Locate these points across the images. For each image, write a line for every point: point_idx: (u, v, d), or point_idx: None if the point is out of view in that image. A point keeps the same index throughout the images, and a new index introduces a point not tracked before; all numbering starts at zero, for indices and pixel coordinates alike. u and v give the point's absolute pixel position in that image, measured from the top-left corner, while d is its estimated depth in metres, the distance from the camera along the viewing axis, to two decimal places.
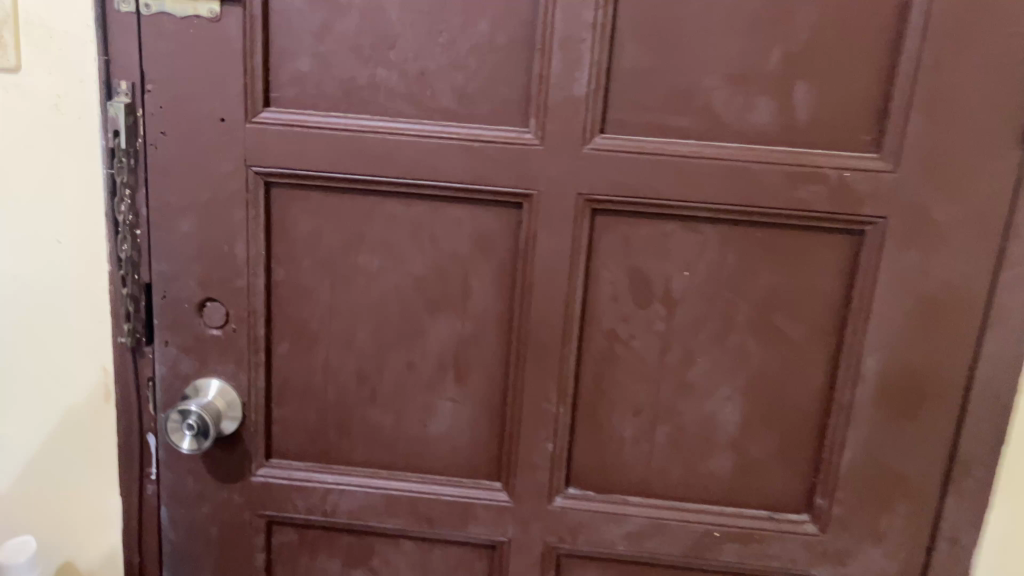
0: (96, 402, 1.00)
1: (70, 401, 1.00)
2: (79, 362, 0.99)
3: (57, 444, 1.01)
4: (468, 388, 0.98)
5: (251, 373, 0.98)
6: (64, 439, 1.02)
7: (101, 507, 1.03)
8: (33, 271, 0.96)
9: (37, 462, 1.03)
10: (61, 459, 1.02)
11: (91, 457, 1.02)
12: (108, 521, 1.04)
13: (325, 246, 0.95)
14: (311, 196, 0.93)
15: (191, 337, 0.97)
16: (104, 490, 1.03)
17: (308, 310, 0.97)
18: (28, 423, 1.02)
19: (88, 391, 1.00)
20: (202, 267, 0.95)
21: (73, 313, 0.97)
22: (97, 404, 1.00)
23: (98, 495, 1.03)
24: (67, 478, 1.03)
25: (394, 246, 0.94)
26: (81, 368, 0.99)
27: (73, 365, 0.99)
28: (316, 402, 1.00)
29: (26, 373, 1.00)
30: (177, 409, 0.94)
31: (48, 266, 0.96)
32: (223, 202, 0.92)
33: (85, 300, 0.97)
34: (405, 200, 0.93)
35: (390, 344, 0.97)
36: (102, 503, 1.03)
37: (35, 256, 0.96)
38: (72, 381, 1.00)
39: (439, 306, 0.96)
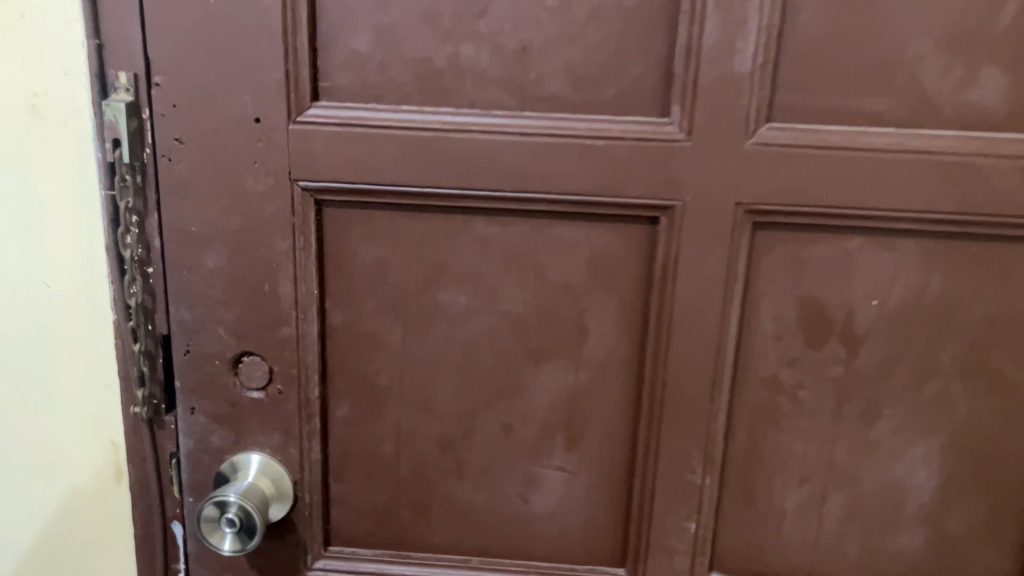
0: (105, 484, 0.79)
1: (72, 482, 0.80)
2: (80, 435, 0.78)
3: (59, 534, 0.81)
4: (582, 455, 0.76)
5: (303, 444, 0.77)
6: (67, 528, 0.81)
7: None
8: (18, 323, 0.75)
9: (36, 556, 0.83)
10: (65, 554, 0.82)
11: (103, 550, 0.82)
12: None
13: (395, 281, 0.73)
14: (377, 218, 0.71)
15: (225, 402, 0.75)
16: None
17: (375, 363, 0.75)
18: (23, 509, 0.81)
19: (94, 472, 0.79)
20: (235, 315, 0.73)
21: (71, 373, 0.76)
22: (107, 487, 0.79)
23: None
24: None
25: (487, 280, 0.72)
26: (85, 441, 0.78)
27: (73, 440, 0.78)
28: (387, 477, 0.79)
29: (14, 450, 0.79)
30: (212, 499, 0.72)
31: (34, 317, 0.75)
32: (261, 229, 0.70)
33: (85, 359, 0.76)
34: (501, 220, 0.70)
35: (482, 402, 0.76)
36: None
37: (18, 306, 0.75)
38: (74, 457, 0.79)
39: (545, 354, 0.74)
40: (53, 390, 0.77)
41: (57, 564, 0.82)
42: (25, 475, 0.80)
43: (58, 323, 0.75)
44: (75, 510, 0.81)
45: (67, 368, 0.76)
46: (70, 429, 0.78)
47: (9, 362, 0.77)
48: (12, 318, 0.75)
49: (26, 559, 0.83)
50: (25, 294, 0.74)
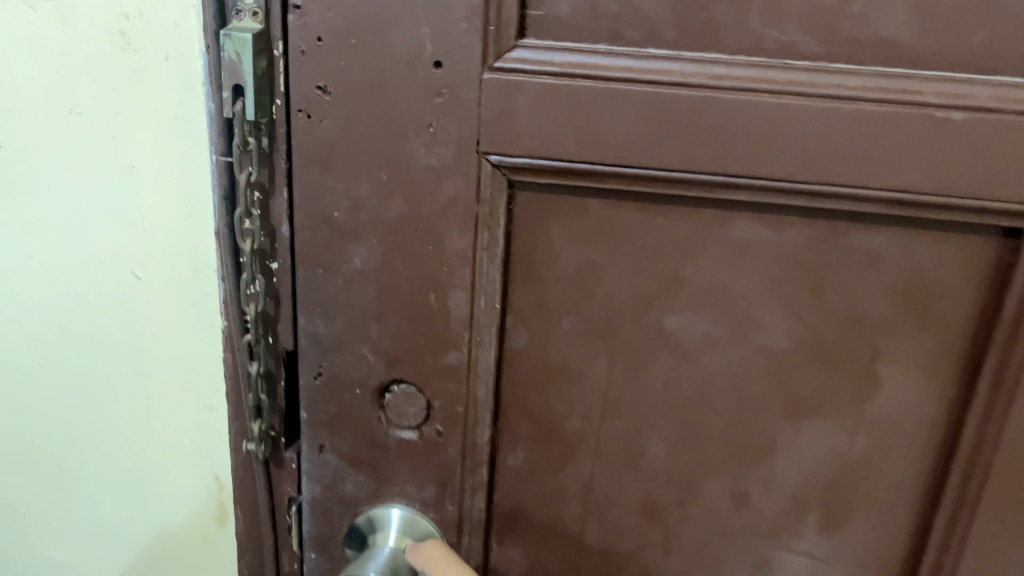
0: (203, 527, 0.63)
1: (163, 519, 0.64)
2: (173, 465, 0.62)
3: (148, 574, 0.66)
4: (839, 540, 0.56)
5: (463, 501, 0.58)
6: (158, 569, 0.66)
7: None
8: (103, 319, 0.58)
9: None
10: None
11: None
12: None
13: (607, 298, 0.52)
14: (592, 209, 0.50)
15: (365, 442, 0.57)
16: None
17: (566, 404, 0.55)
18: (104, 540, 0.66)
19: (191, 509, 0.63)
20: (387, 333, 0.54)
21: (167, 386, 0.59)
22: (206, 531, 0.63)
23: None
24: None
25: (741, 305, 0.51)
26: (181, 470, 0.62)
27: (167, 471, 0.62)
28: (566, 546, 0.60)
29: (98, 470, 0.63)
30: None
31: (120, 314, 0.58)
32: (430, 220, 0.50)
33: (182, 372, 0.59)
34: (775, 221, 0.49)
35: (709, 463, 0.56)
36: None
37: (102, 300, 0.58)
38: (167, 488, 0.63)
39: (810, 408, 0.53)
40: (143, 407, 0.60)
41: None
42: (107, 503, 0.64)
43: (150, 323, 0.58)
44: (166, 551, 0.65)
45: (160, 381, 0.59)
46: (163, 456, 0.62)
47: (91, 367, 0.60)
48: (95, 314, 0.58)
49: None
50: (109, 284, 0.57)
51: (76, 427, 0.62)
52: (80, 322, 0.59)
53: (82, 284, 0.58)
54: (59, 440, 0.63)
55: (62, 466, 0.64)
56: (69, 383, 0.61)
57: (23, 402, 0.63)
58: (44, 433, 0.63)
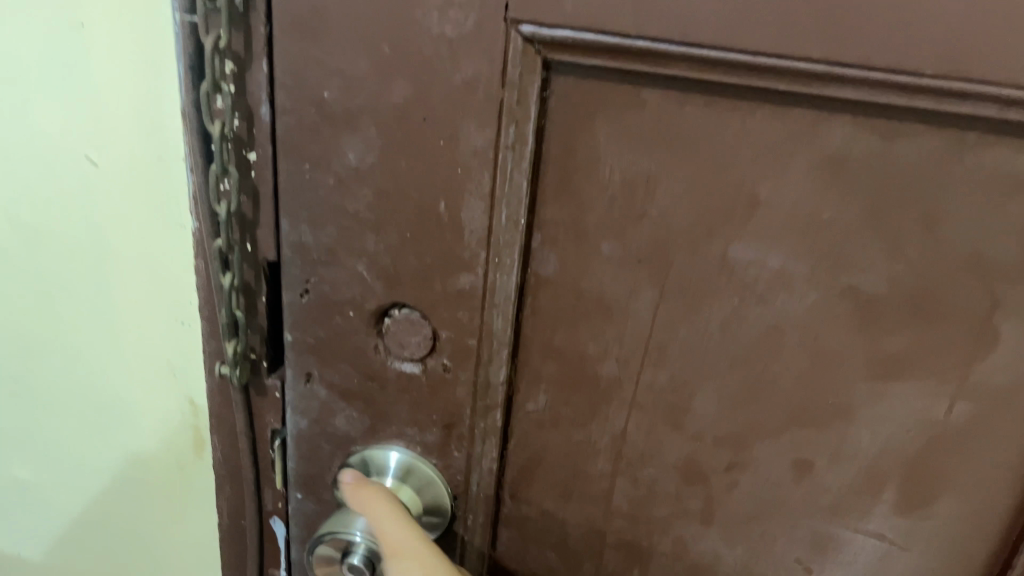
0: (180, 454, 0.57)
1: (137, 441, 0.58)
2: (144, 385, 0.55)
3: (124, 491, 0.61)
4: (918, 522, 0.47)
5: (472, 448, 0.49)
6: (134, 487, 0.60)
7: None
8: (62, 211, 0.50)
9: (98, 508, 0.63)
10: (135, 516, 0.62)
11: (180, 522, 0.61)
12: None
13: (660, 219, 0.42)
14: (649, 103, 0.39)
15: (359, 374, 0.48)
16: (203, 568, 0.63)
17: (600, 345, 0.46)
18: (78, 452, 0.60)
19: (167, 430, 0.56)
20: (386, 248, 0.44)
21: (135, 294, 0.51)
22: (182, 458, 0.57)
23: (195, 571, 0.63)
24: (147, 540, 0.63)
25: (829, 237, 0.40)
26: (154, 389, 0.55)
27: (138, 391, 0.55)
28: (590, 505, 0.51)
29: (67, 378, 0.57)
30: (325, 535, 0.47)
31: (80, 206, 0.49)
32: (442, 109, 0.40)
33: (149, 283, 0.50)
34: (889, 130, 0.37)
35: (768, 425, 0.46)
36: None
37: (56, 194, 0.49)
38: (140, 406, 0.56)
39: (903, 368, 0.43)
40: (108, 321, 0.53)
41: (127, 525, 0.63)
42: (77, 419, 0.58)
43: (111, 225, 0.49)
44: (141, 471, 0.59)
45: (125, 292, 0.51)
46: (132, 376, 0.55)
47: (50, 271, 0.53)
48: (49, 209, 0.50)
49: (87, 514, 0.63)
50: (63, 176, 0.49)
51: (39, 336, 0.56)
52: (37, 214, 0.51)
53: (32, 174, 0.49)
54: (23, 349, 0.57)
55: (28, 376, 0.58)
56: (27, 286, 0.54)
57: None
58: (8, 339, 0.57)
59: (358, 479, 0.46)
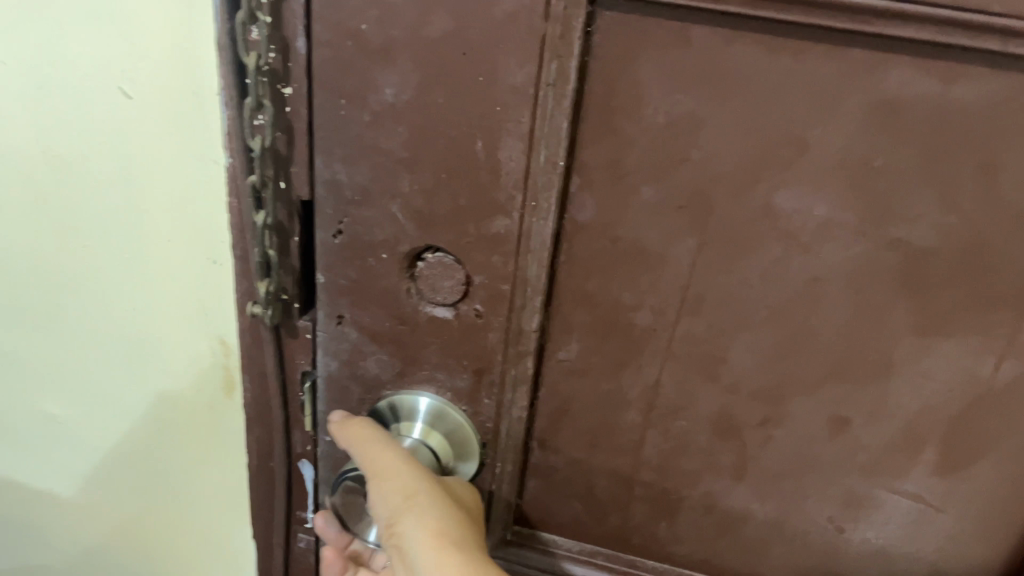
0: (209, 395, 0.58)
1: (167, 381, 0.58)
2: (175, 325, 0.55)
3: (155, 430, 0.61)
4: (956, 482, 0.46)
5: (502, 396, 0.49)
6: (164, 427, 0.61)
7: (218, 528, 0.66)
8: (95, 146, 0.50)
9: (128, 447, 0.64)
10: (163, 456, 0.63)
11: (208, 463, 0.62)
12: (229, 546, 0.67)
13: (703, 163, 0.40)
14: (697, 40, 0.37)
15: (390, 317, 0.48)
16: (229, 509, 0.64)
17: (635, 293, 0.45)
18: (109, 390, 0.61)
19: (197, 370, 0.57)
20: (420, 188, 0.43)
21: (168, 232, 0.51)
22: (213, 399, 0.58)
23: (221, 512, 0.64)
24: (174, 479, 0.64)
25: (881, 185, 0.39)
26: (186, 329, 0.55)
27: (169, 331, 0.56)
28: (619, 457, 0.51)
29: (99, 317, 0.57)
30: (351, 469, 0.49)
31: (113, 142, 0.49)
32: (482, 44, 0.38)
33: (183, 222, 0.51)
34: (949, 71, 0.36)
35: (806, 380, 0.45)
36: (230, 523, 0.65)
37: (90, 127, 0.49)
38: (171, 346, 0.56)
39: (950, 323, 0.42)
40: (140, 259, 0.53)
41: (155, 465, 0.64)
42: (109, 358, 0.59)
43: (145, 161, 0.49)
44: (171, 410, 0.60)
45: (158, 230, 0.51)
46: (164, 315, 0.55)
47: (82, 207, 0.53)
48: (82, 141, 0.50)
49: (118, 452, 0.64)
50: (96, 108, 0.48)
51: (71, 273, 0.56)
52: (69, 150, 0.51)
53: (65, 105, 0.49)
54: (54, 285, 0.57)
55: (60, 313, 0.58)
56: (60, 222, 0.54)
57: (13, 239, 0.56)
58: (38, 276, 0.57)
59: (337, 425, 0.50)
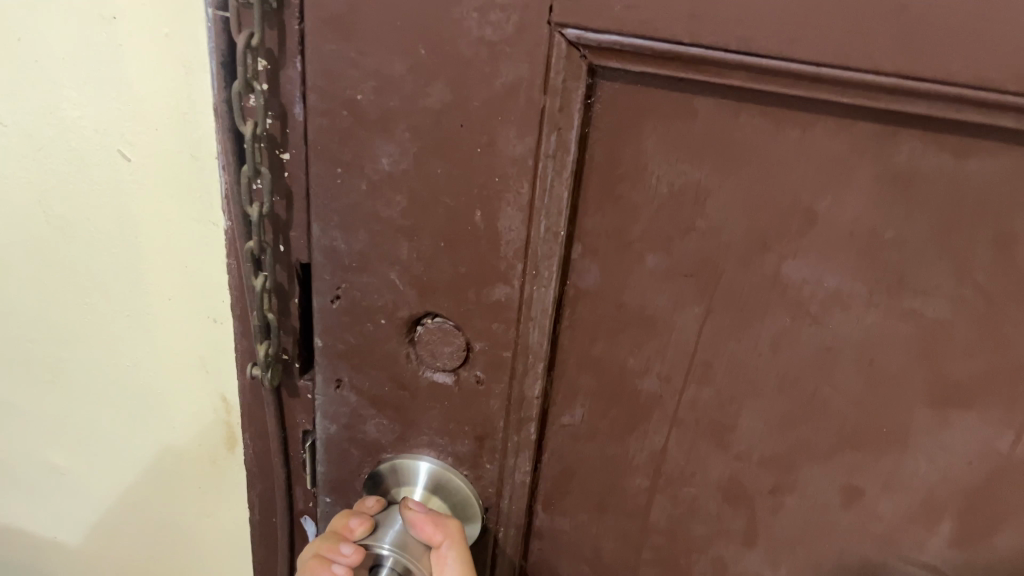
0: (212, 450, 0.57)
1: (169, 437, 0.57)
2: (177, 381, 0.54)
3: (156, 483, 0.61)
4: (976, 554, 0.45)
5: (504, 461, 0.48)
6: (166, 479, 0.60)
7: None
8: (94, 208, 0.49)
9: (129, 500, 0.63)
10: (166, 510, 0.62)
11: (211, 515, 0.61)
12: None
13: (709, 232, 0.39)
14: (701, 111, 0.37)
15: (390, 382, 0.47)
16: (232, 561, 0.63)
17: (641, 360, 0.44)
18: (111, 444, 0.60)
19: (198, 425, 0.56)
20: (419, 256, 0.42)
21: (168, 290, 0.51)
22: (214, 454, 0.57)
23: (225, 564, 0.63)
24: (177, 532, 0.63)
25: (893, 256, 0.38)
26: (187, 385, 0.54)
27: (171, 387, 0.55)
28: (627, 520, 0.50)
29: (100, 372, 0.57)
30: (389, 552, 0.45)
31: (113, 203, 0.48)
32: (480, 116, 0.38)
33: (183, 281, 0.50)
34: (962, 145, 0.35)
35: (818, 449, 0.44)
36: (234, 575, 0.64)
37: (87, 188, 0.48)
38: (172, 401, 0.56)
39: (967, 397, 0.40)
40: (141, 317, 0.52)
41: (157, 518, 0.63)
42: (111, 412, 0.58)
43: (145, 221, 0.48)
44: (174, 464, 0.59)
45: (160, 289, 0.51)
46: (166, 372, 0.54)
47: (82, 266, 0.52)
48: (80, 201, 0.49)
49: (120, 505, 0.64)
50: (93, 170, 0.47)
51: (73, 330, 0.55)
52: (69, 211, 0.50)
53: (61, 166, 0.48)
54: (56, 341, 0.56)
55: (62, 368, 0.58)
56: (60, 280, 0.53)
57: (15, 296, 0.55)
58: (39, 332, 0.56)
59: (380, 503, 0.48)
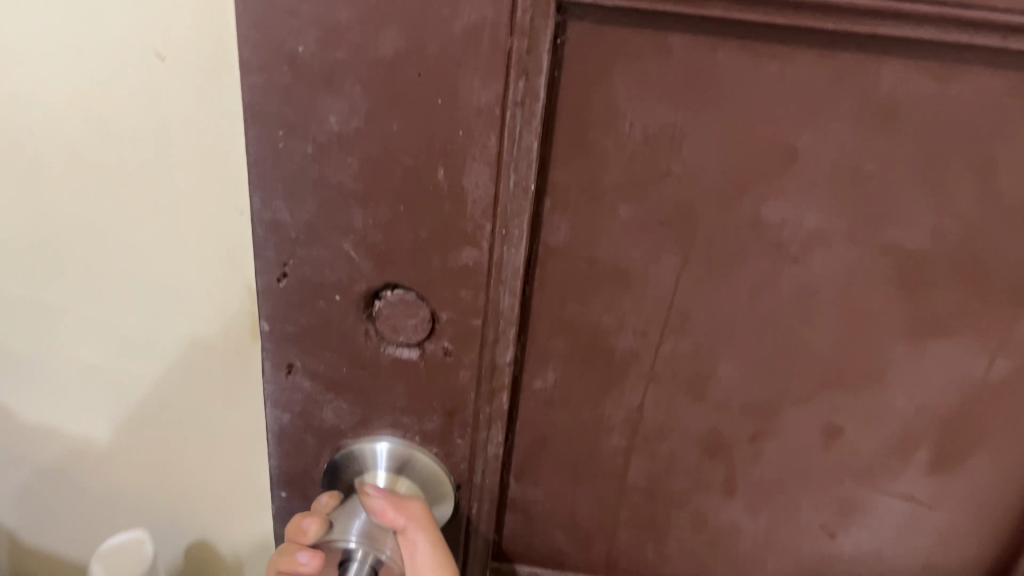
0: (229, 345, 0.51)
1: (175, 342, 0.52)
2: (185, 273, 0.49)
3: (160, 397, 0.55)
4: (948, 481, 0.45)
5: (477, 434, 0.45)
6: (172, 390, 0.55)
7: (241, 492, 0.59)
8: (78, 82, 0.43)
9: (128, 421, 0.57)
10: (170, 431, 0.57)
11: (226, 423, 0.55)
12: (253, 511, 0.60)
13: (685, 177, 0.37)
14: (676, 48, 0.34)
15: (348, 362, 0.43)
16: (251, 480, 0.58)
17: (615, 316, 0.42)
18: (106, 364, 0.55)
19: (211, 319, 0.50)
20: (376, 223, 0.39)
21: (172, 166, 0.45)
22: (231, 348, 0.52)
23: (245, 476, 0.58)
24: (185, 451, 0.58)
25: (873, 191, 0.37)
26: (197, 277, 0.49)
27: (180, 288, 0.49)
28: (603, 483, 0.48)
29: (91, 281, 0.51)
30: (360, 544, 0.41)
31: (98, 72, 0.42)
32: (440, 63, 0.34)
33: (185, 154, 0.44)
34: (942, 70, 0.34)
35: (799, 391, 0.43)
36: (254, 496, 0.59)
37: (73, 65, 0.42)
38: (178, 299, 0.50)
39: (944, 326, 0.40)
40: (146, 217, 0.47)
41: (165, 446, 0.58)
42: (105, 325, 0.52)
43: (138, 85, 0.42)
44: (182, 371, 0.53)
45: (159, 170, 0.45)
46: (168, 272, 0.49)
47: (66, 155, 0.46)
48: (54, 80, 0.43)
49: (118, 431, 0.58)
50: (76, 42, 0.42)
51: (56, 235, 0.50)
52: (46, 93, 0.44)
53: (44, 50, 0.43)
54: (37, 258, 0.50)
55: (36, 282, 0.52)
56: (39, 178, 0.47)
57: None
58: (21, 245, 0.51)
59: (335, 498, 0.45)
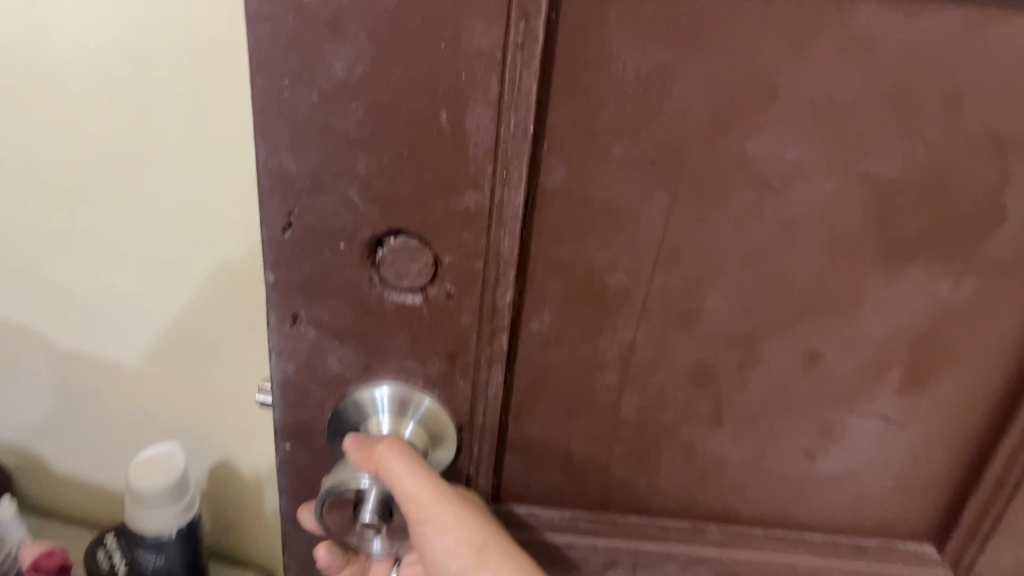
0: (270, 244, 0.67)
1: (230, 243, 0.68)
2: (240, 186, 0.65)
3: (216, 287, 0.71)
4: (918, 399, 0.49)
5: (478, 375, 0.47)
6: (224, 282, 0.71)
7: None
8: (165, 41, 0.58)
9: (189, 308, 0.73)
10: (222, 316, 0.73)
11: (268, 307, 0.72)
12: None
13: (675, 115, 0.40)
14: None
15: (353, 310, 0.44)
16: None
17: (609, 255, 0.44)
18: (173, 260, 0.70)
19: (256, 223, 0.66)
20: (380, 169, 0.40)
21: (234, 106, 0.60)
22: None
23: None
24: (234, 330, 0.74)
25: (849, 123, 0.39)
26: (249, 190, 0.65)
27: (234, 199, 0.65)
28: (597, 419, 0.50)
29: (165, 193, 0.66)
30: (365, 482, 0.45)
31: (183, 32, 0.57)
32: (443, 8, 0.36)
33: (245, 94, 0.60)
34: (912, 6, 0.36)
35: (781, 319, 0.46)
36: None
37: (164, 22, 0.57)
38: (235, 207, 0.66)
39: (914, 250, 0.43)
40: (195, 142, 0.63)
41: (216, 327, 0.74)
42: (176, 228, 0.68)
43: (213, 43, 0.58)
44: (234, 266, 0.69)
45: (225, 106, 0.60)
46: (228, 185, 0.65)
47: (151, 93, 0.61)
48: (147, 36, 0.58)
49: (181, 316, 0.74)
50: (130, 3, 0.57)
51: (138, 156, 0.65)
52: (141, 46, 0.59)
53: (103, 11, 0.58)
54: (94, 165, 0.66)
55: (123, 193, 0.67)
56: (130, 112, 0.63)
57: (47, 127, 0.65)
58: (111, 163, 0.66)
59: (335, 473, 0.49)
